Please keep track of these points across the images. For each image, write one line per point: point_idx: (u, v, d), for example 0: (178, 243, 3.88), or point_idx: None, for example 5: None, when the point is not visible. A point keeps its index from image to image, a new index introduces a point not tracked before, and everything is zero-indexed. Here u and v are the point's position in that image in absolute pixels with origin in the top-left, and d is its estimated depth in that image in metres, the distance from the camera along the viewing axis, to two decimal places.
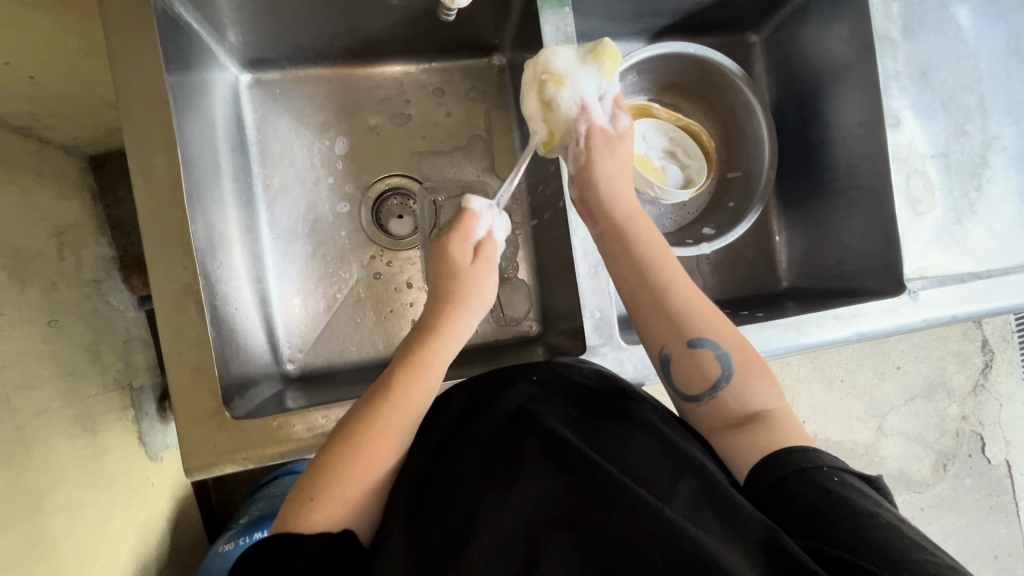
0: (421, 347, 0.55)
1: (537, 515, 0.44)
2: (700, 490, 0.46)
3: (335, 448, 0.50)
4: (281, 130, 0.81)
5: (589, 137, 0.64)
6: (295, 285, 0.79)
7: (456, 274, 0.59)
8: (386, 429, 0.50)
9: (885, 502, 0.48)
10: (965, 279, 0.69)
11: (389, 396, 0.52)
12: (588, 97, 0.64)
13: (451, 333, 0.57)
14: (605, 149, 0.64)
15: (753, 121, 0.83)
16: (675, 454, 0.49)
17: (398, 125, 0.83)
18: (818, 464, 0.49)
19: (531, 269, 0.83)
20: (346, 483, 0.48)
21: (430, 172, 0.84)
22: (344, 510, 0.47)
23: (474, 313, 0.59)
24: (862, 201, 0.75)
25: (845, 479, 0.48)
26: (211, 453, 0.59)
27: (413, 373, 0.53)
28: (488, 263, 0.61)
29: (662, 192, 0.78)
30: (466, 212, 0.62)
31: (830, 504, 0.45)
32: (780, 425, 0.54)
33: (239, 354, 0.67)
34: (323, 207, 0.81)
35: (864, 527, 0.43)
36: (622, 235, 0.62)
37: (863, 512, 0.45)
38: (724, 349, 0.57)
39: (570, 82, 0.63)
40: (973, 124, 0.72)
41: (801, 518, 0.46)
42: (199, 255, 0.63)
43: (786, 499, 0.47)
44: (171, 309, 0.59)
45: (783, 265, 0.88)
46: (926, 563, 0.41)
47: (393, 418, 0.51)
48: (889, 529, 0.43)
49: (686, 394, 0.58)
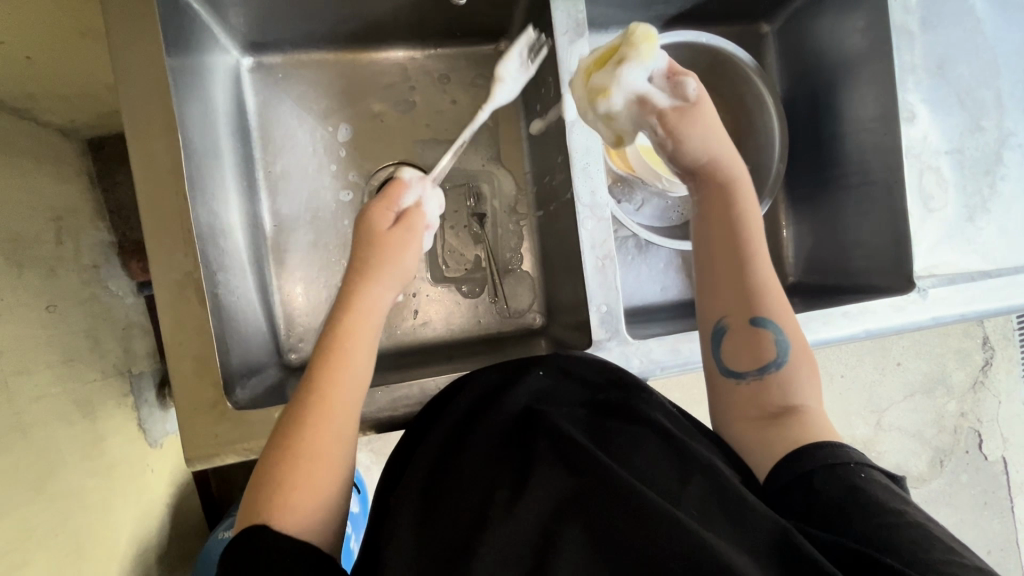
0: (335, 328, 0.54)
1: (544, 516, 0.43)
2: (711, 491, 0.46)
3: (276, 445, 0.49)
4: (283, 115, 0.79)
5: (665, 122, 0.57)
6: (296, 274, 0.78)
7: (370, 246, 0.57)
8: (319, 421, 0.50)
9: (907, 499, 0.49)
10: (976, 278, 0.68)
11: (315, 385, 0.51)
12: (641, 89, 0.57)
13: (366, 308, 0.55)
14: (685, 125, 0.57)
15: (764, 114, 0.82)
16: (685, 454, 0.48)
17: (402, 112, 0.82)
18: (846, 461, 0.49)
19: (536, 260, 0.82)
20: (296, 484, 0.47)
21: (435, 161, 0.82)
22: (303, 515, 0.46)
23: (387, 285, 0.57)
24: (872, 197, 0.74)
25: (871, 475, 0.49)
26: (212, 443, 0.59)
27: (331, 359, 0.52)
28: (410, 230, 0.59)
29: (671, 183, 0.77)
30: (396, 181, 0.61)
31: (856, 501, 0.46)
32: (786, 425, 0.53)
33: (239, 342, 0.66)
34: (326, 194, 0.80)
35: (892, 524, 0.44)
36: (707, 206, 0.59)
37: (890, 510, 0.45)
38: (786, 336, 0.56)
39: (617, 87, 0.57)
40: (989, 119, 0.70)
41: (826, 513, 0.46)
42: (201, 242, 0.62)
43: (810, 493, 0.48)
44: (172, 297, 0.58)
45: (790, 260, 0.87)
46: (954, 562, 0.42)
47: (331, 407, 0.51)
48: (916, 525, 0.44)
49: (730, 369, 0.57)
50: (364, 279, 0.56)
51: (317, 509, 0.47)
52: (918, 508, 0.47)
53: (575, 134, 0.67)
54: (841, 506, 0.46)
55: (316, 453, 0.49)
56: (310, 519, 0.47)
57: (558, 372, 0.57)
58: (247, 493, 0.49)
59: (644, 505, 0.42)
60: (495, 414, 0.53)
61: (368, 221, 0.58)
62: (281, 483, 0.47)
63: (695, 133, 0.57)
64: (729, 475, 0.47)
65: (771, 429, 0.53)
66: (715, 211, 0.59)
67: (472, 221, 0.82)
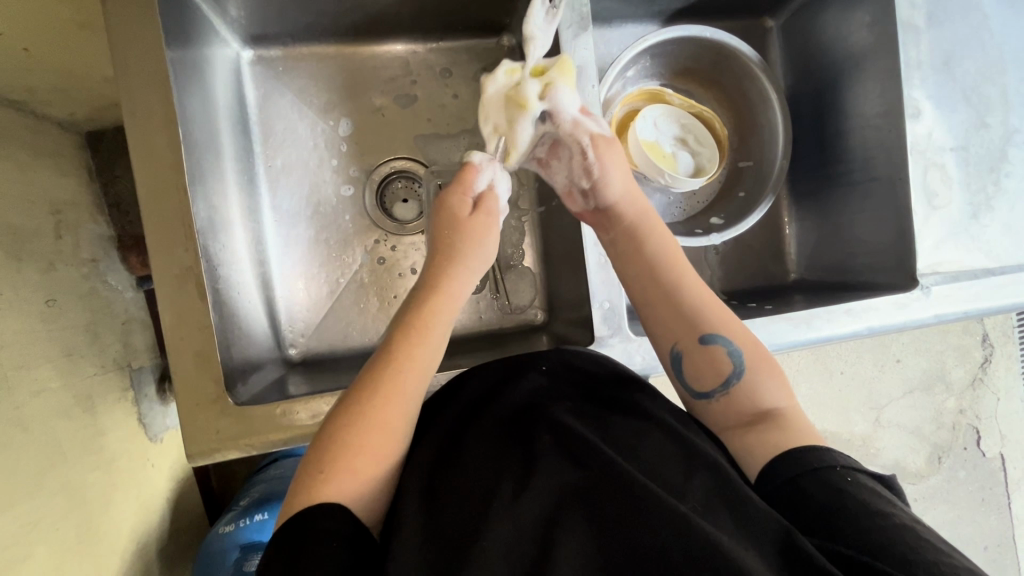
0: (422, 308, 0.56)
1: (552, 508, 0.44)
2: (713, 486, 0.46)
3: (338, 419, 0.50)
4: (284, 109, 0.79)
5: (593, 147, 0.63)
6: (297, 269, 0.78)
7: (458, 228, 0.60)
8: (391, 394, 0.50)
9: (898, 501, 0.48)
10: (979, 276, 0.68)
11: (394, 358, 0.52)
12: (571, 115, 0.62)
13: (451, 292, 0.58)
14: (609, 154, 0.64)
15: (767, 109, 0.82)
16: (688, 450, 0.48)
17: (403, 106, 0.81)
18: (832, 464, 0.49)
19: (538, 256, 0.82)
20: (354, 455, 0.47)
21: (436, 156, 0.82)
22: (355, 489, 0.46)
23: (473, 270, 0.60)
24: (876, 194, 0.74)
25: (858, 478, 0.48)
26: (213, 439, 0.58)
27: (413, 335, 0.54)
28: (489, 214, 0.62)
29: (673, 179, 0.77)
30: (467, 165, 0.64)
31: (840, 506, 0.45)
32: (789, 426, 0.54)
33: (240, 337, 0.66)
34: (327, 188, 0.79)
35: (875, 527, 0.44)
36: (635, 234, 0.63)
37: (875, 512, 0.45)
38: (736, 345, 0.57)
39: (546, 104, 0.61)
40: (994, 116, 0.70)
41: (813, 517, 0.46)
42: (202, 237, 0.61)
43: (795, 498, 0.48)
44: (171, 292, 0.58)
45: (792, 256, 0.87)
46: (942, 564, 0.41)
47: (404, 380, 0.51)
48: (902, 530, 0.43)
49: (698, 391, 0.58)
50: (452, 262, 0.59)
51: (370, 485, 0.47)
52: (907, 509, 0.47)
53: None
54: (824, 512, 0.46)
55: (385, 423, 0.49)
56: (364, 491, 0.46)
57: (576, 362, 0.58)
58: (298, 470, 0.48)
59: (649, 499, 0.42)
60: (497, 408, 0.53)
61: (449, 204, 0.61)
62: (334, 455, 0.47)
63: (613, 164, 0.64)
64: (731, 471, 0.47)
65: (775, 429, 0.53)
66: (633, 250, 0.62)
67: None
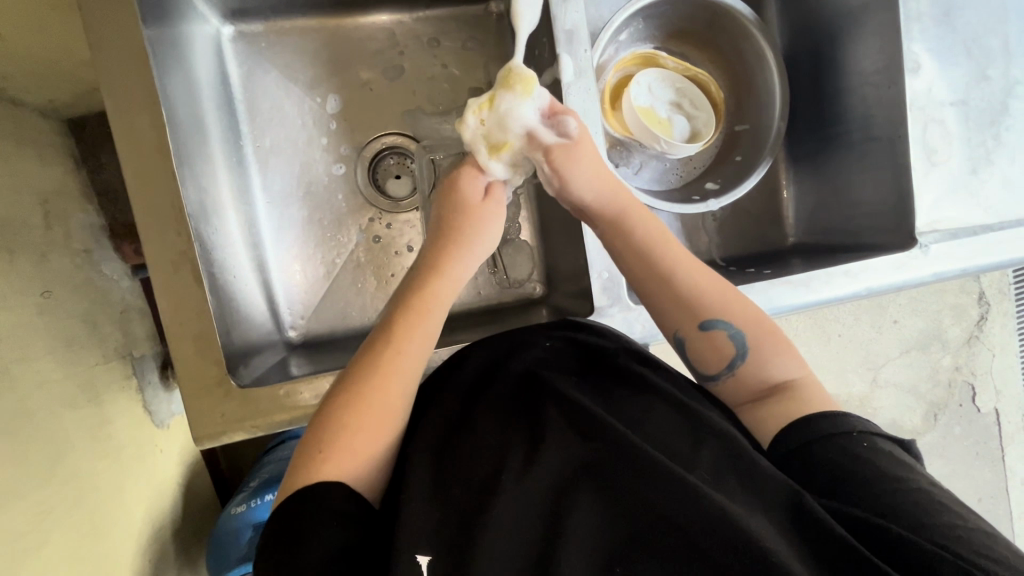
0: (420, 288, 0.55)
1: (560, 479, 0.44)
2: (723, 456, 0.46)
3: (336, 399, 0.50)
4: (269, 87, 0.77)
5: (548, 160, 0.59)
6: (293, 251, 0.77)
7: (464, 212, 0.59)
8: (389, 372, 0.51)
9: (915, 463, 0.49)
10: (978, 232, 0.68)
11: (389, 338, 0.52)
12: (526, 125, 0.59)
13: (454, 275, 0.57)
14: (570, 161, 0.59)
15: (764, 70, 0.80)
16: (696, 422, 0.49)
17: (392, 80, 0.79)
18: (849, 430, 0.49)
19: (535, 229, 0.81)
20: (353, 435, 0.48)
21: (427, 130, 0.80)
22: (356, 467, 0.47)
23: (475, 256, 0.59)
24: (875, 152, 0.73)
25: (875, 443, 0.49)
26: (219, 422, 0.59)
27: (412, 315, 0.54)
28: (497, 203, 0.61)
29: (669, 146, 0.75)
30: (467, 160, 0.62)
31: (858, 471, 0.46)
32: (789, 388, 0.54)
33: (239, 322, 0.66)
34: (318, 167, 0.78)
35: (892, 492, 0.45)
36: (619, 226, 0.61)
37: (893, 477, 0.46)
38: (736, 328, 0.57)
39: (508, 135, 0.59)
40: (995, 68, 0.69)
41: (828, 480, 0.47)
42: (193, 221, 0.60)
43: (810, 464, 0.48)
44: (167, 279, 0.57)
45: (790, 220, 0.86)
46: (957, 528, 0.42)
47: (400, 360, 0.52)
48: (919, 494, 0.44)
49: (704, 373, 0.59)
50: (457, 246, 0.58)
51: (371, 466, 0.48)
52: (922, 470, 0.48)
53: (570, 100, 0.64)
54: (844, 476, 0.46)
55: (382, 403, 0.49)
56: (362, 468, 0.47)
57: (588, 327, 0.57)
58: (296, 452, 0.49)
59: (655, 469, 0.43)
60: (501, 382, 0.53)
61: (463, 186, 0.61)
62: (334, 436, 0.48)
63: (575, 170, 0.60)
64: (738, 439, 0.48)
65: (773, 399, 0.54)
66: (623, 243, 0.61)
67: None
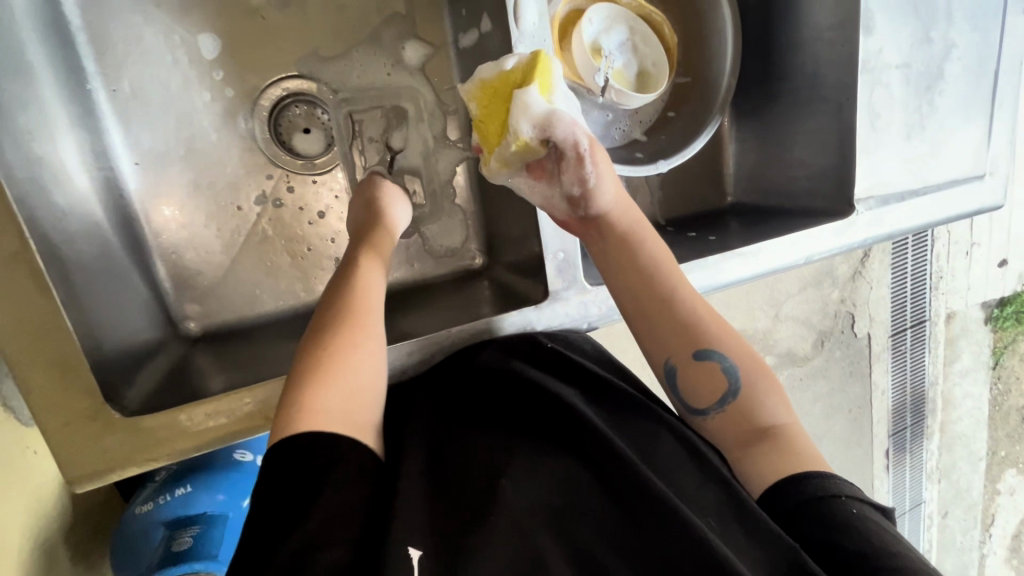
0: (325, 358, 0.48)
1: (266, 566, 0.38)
2: (458, 525, 0.42)
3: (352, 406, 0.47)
4: (118, 6, 0.58)
5: (557, 159, 0.53)
6: (178, 222, 0.62)
7: (390, 230, 0.60)
8: (341, 400, 0.46)
9: (700, 505, 0.46)
10: (905, 197, 0.70)
11: (327, 382, 0.46)
12: (538, 117, 0.51)
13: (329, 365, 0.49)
14: (567, 171, 0.53)
15: (717, 15, 0.74)
16: (444, 489, 0.45)
17: (284, 8, 0.63)
18: (619, 471, 0.46)
19: (471, 193, 0.72)
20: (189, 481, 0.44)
21: (337, 76, 0.66)
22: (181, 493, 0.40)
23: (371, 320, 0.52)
24: (820, 114, 0.71)
25: (653, 482, 0.45)
26: (104, 458, 0.47)
27: (351, 350, 0.49)
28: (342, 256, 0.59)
29: (619, 94, 0.70)
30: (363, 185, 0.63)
31: (632, 480, 0.45)
32: (554, 458, 0.47)
33: (103, 312, 0.51)
34: (201, 118, 0.62)
35: (681, 544, 0.42)
36: (302, 377, 0.47)
37: (660, 523, 0.43)
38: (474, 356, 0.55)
39: (523, 116, 0.51)
40: (937, 30, 0.68)
41: (599, 528, 0.43)
42: (26, 199, 0.46)
43: (582, 508, 0.44)
44: (38, 289, 0.44)
45: (729, 177, 0.83)
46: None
47: (343, 405, 0.46)
48: (682, 507, 0.44)
49: (475, 428, 0.50)
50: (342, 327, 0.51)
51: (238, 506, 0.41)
52: (696, 480, 0.47)
53: (523, 48, 0.54)
54: (613, 493, 0.45)
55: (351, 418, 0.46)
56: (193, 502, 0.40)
57: (284, 444, 0.43)
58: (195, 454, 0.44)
59: (402, 516, 0.41)
60: None
61: (378, 244, 0.58)
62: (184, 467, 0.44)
63: (604, 172, 0.55)
64: (516, 464, 0.45)
65: (546, 453, 0.47)
66: (312, 342, 0.49)
67: (376, 142, 0.68)
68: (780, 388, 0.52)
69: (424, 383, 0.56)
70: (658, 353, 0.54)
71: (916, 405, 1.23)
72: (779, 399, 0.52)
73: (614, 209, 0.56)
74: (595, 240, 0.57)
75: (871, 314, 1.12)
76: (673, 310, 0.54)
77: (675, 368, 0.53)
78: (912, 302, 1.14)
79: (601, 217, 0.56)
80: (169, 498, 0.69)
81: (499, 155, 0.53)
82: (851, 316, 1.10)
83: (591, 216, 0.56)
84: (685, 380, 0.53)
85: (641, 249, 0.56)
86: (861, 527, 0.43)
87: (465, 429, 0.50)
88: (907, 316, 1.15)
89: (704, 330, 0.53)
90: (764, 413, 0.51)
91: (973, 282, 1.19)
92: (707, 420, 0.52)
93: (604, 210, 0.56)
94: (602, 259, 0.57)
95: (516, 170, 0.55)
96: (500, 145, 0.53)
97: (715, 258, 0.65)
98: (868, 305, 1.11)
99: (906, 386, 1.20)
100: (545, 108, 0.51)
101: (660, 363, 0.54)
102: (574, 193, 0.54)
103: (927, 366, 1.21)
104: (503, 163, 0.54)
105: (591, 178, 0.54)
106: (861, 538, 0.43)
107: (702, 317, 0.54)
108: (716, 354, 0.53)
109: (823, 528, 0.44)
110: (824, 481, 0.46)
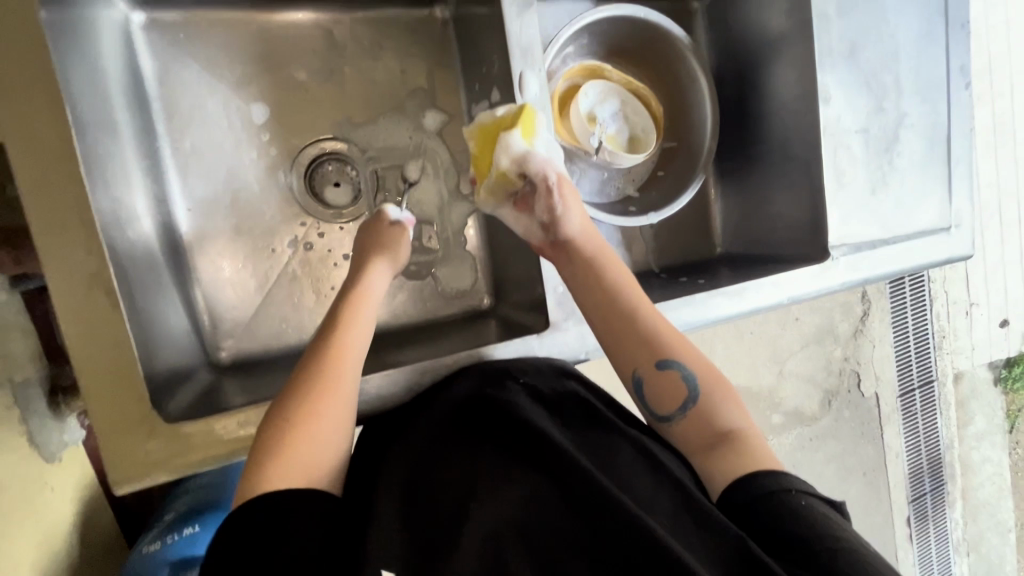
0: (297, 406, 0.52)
1: None
2: (429, 548, 0.46)
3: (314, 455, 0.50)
4: (188, 80, 0.69)
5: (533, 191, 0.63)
6: (218, 262, 0.70)
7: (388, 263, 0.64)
8: (302, 451, 0.50)
9: (656, 507, 0.49)
10: (876, 245, 0.77)
11: (294, 433, 0.50)
12: (517, 153, 0.61)
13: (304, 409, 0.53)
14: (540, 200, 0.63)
15: (695, 86, 0.85)
16: (419, 510, 0.49)
17: (325, 82, 0.74)
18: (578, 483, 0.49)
19: (481, 240, 0.80)
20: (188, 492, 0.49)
21: (366, 138, 0.76)
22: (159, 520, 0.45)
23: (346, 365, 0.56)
24: (793, 172, 0.80)
25: (608, 488, 0.48)
26: (141, 462, 0.52)
27: (321, 401, 0.52)
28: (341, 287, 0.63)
29: (612, 155, 0.80)
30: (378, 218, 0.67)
31: (588, 489, 0.48)
32: (520, 476, 0.51)
33: (152, 333, 0.58)
34: (247, 172, 0.72)
35: (632, 549, 0.45)
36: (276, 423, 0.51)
37: (613, 529, 0.46)
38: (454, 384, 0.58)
39: (504, 152, 0.61)
40: (889, 102, 0.78)
41: (559, 538, 0.47)
42: (105, 231, 0.55)
43: (542, 521, 0.48)
44: (103, 307, 0.51)
45: (717, 229, 0.91)
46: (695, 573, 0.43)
47: (305, 455, 0.50)
48: (635, 509, 0.47)
49: (451, 448, 0.54)
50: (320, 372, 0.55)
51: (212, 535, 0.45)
52: (653, 485, 0.51)
53: None
54: (571, 502, 0.48)
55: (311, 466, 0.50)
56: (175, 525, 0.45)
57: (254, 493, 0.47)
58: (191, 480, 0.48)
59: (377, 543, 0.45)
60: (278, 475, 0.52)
61: (366, 277, 0.62)
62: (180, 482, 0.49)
63: (572, 204, 0.64)
64: (483, 489, 0.50)
65: (512, 472, 0.51)
66: (289, 389, 0.53)
67: (397, 194, 0.77)
68: (734, 393, 0.58)
69: (410, 403, 0.60)
70: (627, 366, 0.60)
71: (931, 468, 1.22)
72: (734, 403, 0.57)
73: (580, 237, 0.64)
74: (565, 266, 0.63)
75: (876, 373, 1.15)
76: (637, 327, 0.59)
77: (642, 378, 0.59)
78: (917, 362, 1.18)
79: (568, 242, 0.63)
80: (176, 539, 0.78)
81: (485, 184, 0.64)
82: (857, 375, 1.14)
83: (560, 241, 0.63)
84: (651, 387, 0.58)
85: (605, 273, 0.62)
86: (807, 516, 0.47)
87: (440, 448, 0.54)
88: (914, 375, 1.18)
89: (665, 345, 0.59)
90: (721, 418, 0.56)
91: (976, 342, 1.22)
92: (670, 424, 0.57)
93: (570, 237, 0.63)
94: (573, 282, 0.62)
95: (501, 198, 0.65)
96: (487, 176, 0.64)
97: (701, 296, 0.71)
98: (874, 363, 1.15)
99: (920, 449, 1.20)
100: (522, 148, 0.61)
101: (629, 373, 0.60)
102: (545, 220, 0.63)
103: (940, 429, 1.22)
104: (489, 191, 0.64)
105: (559, 207, 0.63)
106: (806, 525, 0.46)
107: (662, 333, 0.59)
108: (677, 363, 0.58)
109: (766, 512, 0.48)
110: (775, 477, 0.50)
